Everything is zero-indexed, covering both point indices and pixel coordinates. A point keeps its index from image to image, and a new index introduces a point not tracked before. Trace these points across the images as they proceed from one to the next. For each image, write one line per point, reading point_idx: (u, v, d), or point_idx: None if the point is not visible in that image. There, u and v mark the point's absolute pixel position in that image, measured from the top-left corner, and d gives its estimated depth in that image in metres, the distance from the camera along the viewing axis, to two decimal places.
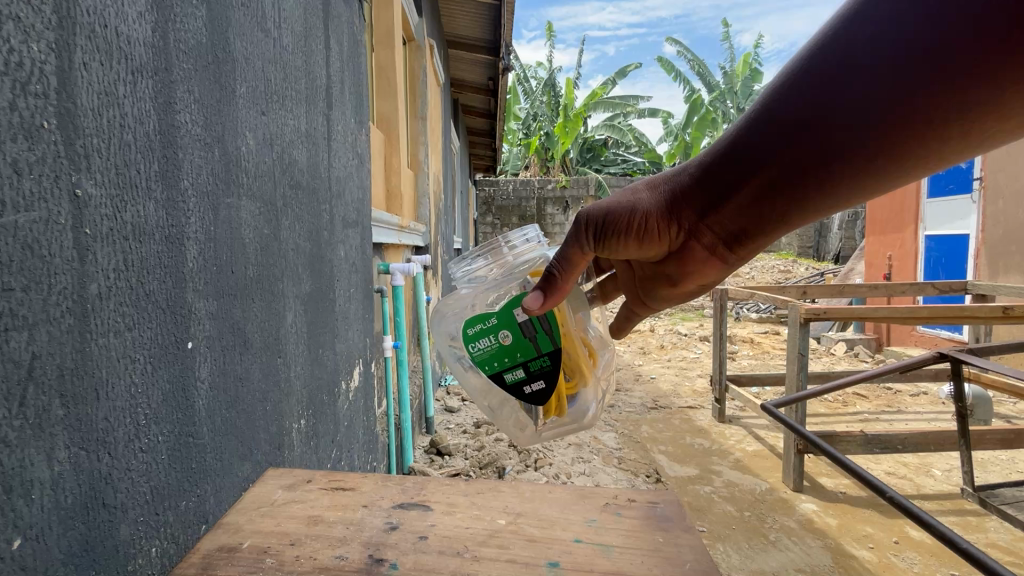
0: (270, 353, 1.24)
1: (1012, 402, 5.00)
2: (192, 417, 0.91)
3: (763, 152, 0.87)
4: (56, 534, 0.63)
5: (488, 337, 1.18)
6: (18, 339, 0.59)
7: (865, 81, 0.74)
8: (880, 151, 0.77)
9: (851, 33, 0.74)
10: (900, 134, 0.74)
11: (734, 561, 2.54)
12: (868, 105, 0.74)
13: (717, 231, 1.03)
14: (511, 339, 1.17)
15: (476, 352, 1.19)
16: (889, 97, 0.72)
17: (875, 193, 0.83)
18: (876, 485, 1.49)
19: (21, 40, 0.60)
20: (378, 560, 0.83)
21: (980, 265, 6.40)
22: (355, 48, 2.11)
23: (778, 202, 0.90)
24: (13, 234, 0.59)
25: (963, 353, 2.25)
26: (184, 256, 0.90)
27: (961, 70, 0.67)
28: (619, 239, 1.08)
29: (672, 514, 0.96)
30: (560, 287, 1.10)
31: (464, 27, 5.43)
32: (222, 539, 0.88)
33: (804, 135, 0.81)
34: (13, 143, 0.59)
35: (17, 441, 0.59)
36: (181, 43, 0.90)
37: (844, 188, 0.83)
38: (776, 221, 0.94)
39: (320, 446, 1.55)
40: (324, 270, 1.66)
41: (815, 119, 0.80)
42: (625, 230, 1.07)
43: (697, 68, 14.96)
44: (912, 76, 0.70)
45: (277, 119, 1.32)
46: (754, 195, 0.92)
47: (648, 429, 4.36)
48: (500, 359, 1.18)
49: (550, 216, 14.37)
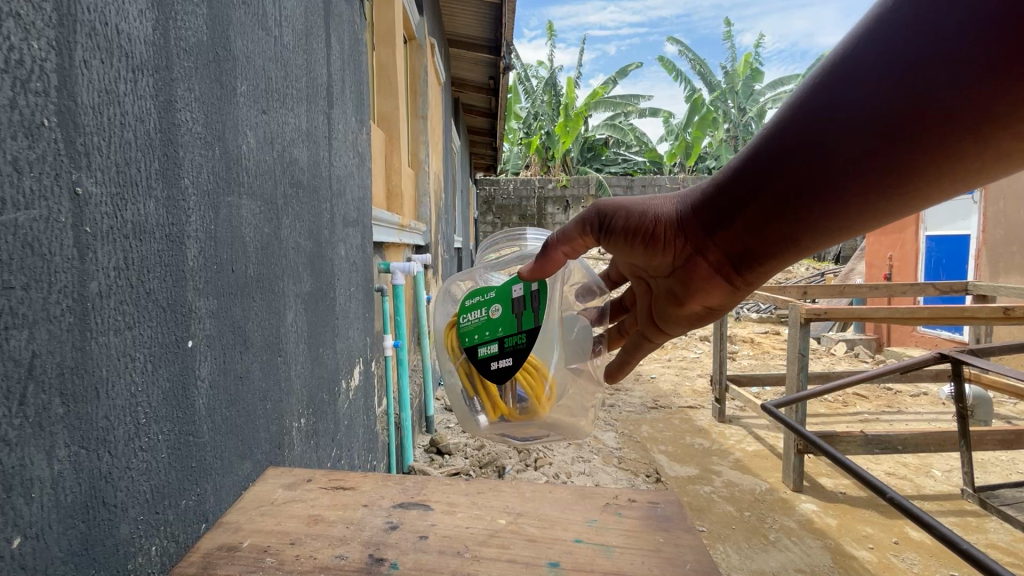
0: (270, 352, 1.24)
1: (1012, 402, 5.01)
2: (192, 416, 0.91)
3: (771, 171, 0.89)
4: (54, 534, 0.63)
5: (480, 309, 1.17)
6: (18, 338, 0.59)
7: (870, 103, 0.76)
8: (885, 171, 0.78)
9: (855, 58, 0.76)
10: (903, 146, 0.75)
11: (734, 561, 2.54)
12: (871, 126, 0.76)
13: (724, 248, 1.03)
14: (499, 313, 1.14)
15: (466, 321, 1.19)
16: (891, 119, 0.74)
17: (885, 212, 0.83)
18: (876, 485, 1.49)
19: (21, 38, 0.60)
20: (378, 560, 0.83)
21: (980, 265, 6.40)
22: (355, 47, 2.11)
23: (786, 220, 0.91)
24: (13, 232, 0.59)
25: (964, 353, 2.25)
26: (185, 255, 0.90)
27: (961, 90, 0.68)
28: (627, 241, 1.12)
29: (673, 514, 0.96)
30: (557, 263, 1.12)
31: (465, 26, 5.42)
32: (222, 538, 0.88)
33: (811, 154, 0.83)
34: (13, 141, 0.59)
35: (17, 440, 0.58)
36: (181, 41, 0.90)
37: (851, 206, 0.84)
38: (786, 240, 0.95)
39: (320, 445, 1.55)
40: (325, 268, 1.65)
41: (821, 140, 0.82)
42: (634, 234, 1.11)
43: (698, 68, 14.94)
44: (912, 97, 0.72)
45: (277, 118, 1.31)
46: (763, 211, 0.93)
47: (648, 429, 4.36)
48: (482, 331, 1.16)
49: (551, 216, 14.37)
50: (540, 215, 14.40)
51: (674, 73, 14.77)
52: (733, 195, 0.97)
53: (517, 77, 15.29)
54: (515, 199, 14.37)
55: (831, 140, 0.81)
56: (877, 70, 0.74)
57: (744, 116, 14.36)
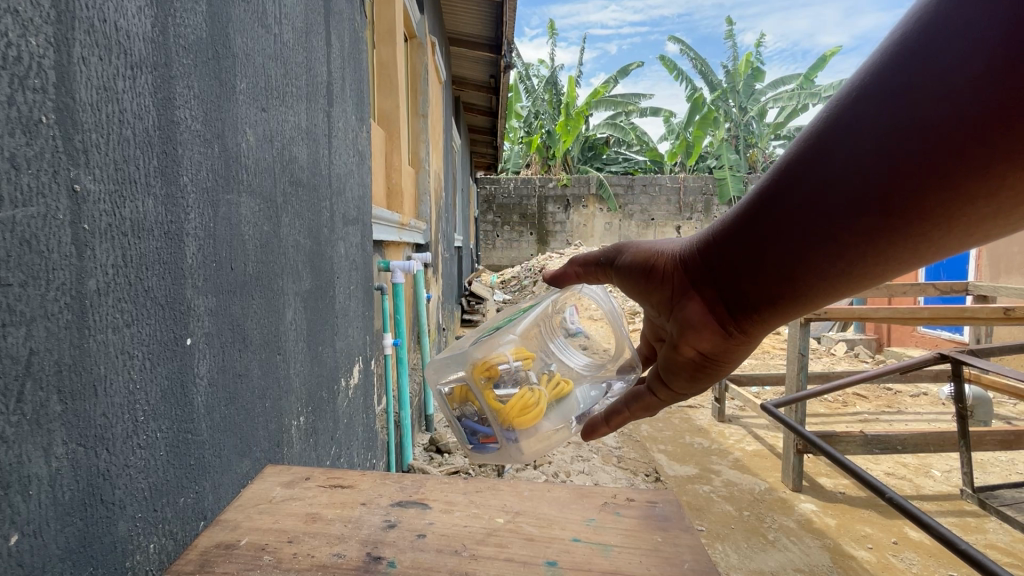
0: (269, 350, 1.24)
1: (1013, 403, 5.00)
2: (191, 413, 0.91)
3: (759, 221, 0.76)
4: (53, 531, 0.63)
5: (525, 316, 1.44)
6: (15, 335, 0.59)
7: (862, 145, 0.64)
8: (883, 218, 0.64)
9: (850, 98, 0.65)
10: (904, 187, 0.61)
11: (733, 561, 2.54)
12: (866, 169, 0.63)
13: (707, 302, 0.88)
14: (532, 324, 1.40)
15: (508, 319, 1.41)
16: (888, 159, 0.62)
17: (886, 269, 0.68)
18: (876, 486, 1.48)
19: (20, 34, 0.60)
20: (376, 558, 0.83)
21: (981, 266, 6.40)
22: (356, 46, 2.11)
23: (772, 274, 0.76)
24: (11, 229, 0.59)
25: (963, 353, 2.25)
26: (183, 253, 0.90)
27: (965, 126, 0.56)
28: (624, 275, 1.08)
29: (672, 513, 0.96)
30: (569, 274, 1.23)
31: (467, 24, 5.41)
32: (220, 536, 0.88)
33: (798, 200, 0.71)
34: (11, 137, 0.59)
35: (15, 437, 0.58)
36: (180, 39, 0.90)
37: (846, 260, 0.69)
38: (774, 299, 0.79)
39: (319, 443, 1.55)
40: (325, 266, 1.66)
41: (810, 186, 0.69)
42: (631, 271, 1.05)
43: (699, 67, 14.92)
44: (911, 136, 0.59)
45: (277, 116, 1.31)
46: (746, 262, 0.79)
47: (648, 428, 4.36)
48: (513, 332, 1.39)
49: (551, 215, 14.36)
50: (540, 214, 14.39)
51: (675, 72, 14.74)
52: (721, 236, 0.84)
53: (518, 76, 15.27)
54: (515, 197, 14.37)
55: (823, 176, 0.68)
56: (871, 92, 0.62)
57: (745, 115, 14.32)
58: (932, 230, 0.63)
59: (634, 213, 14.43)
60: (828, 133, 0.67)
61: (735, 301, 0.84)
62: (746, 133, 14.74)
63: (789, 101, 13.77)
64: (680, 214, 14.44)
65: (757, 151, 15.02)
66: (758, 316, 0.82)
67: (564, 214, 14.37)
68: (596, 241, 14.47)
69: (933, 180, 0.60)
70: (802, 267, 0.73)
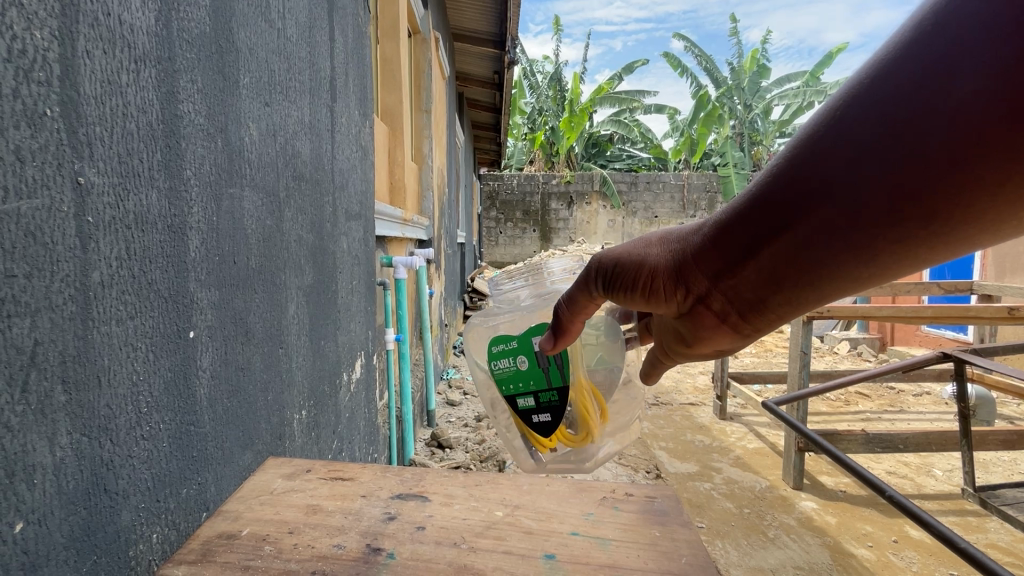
0: (272, 343, 1.25)
1: (1016, 403, 4.98)
2: (193, 406, 0.92)
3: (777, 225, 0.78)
4: (57, 519, 0.64)
5: (507, 359, 1.29)
6: (20, 326, 0.59)
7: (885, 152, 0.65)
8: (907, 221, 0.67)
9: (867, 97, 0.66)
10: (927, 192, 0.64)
11: (732, 558, 2.55)
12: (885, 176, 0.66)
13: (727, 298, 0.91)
14: (526, 365, 1.28)
15: (496, 370, 1.30)
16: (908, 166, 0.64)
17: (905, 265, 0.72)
18: (876, 484, 1.48)
19: (24, 28, 0.60)
20: (376, 549, 0.83)
21: (987, 265, 6.35)
22: (359, 40, 2.10)
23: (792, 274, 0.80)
24: (15, 221, 0.59)
25: (967, 353, 2.23)
26: (187, 246, 0.91)
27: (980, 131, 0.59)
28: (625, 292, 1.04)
29: (670, 508, 0.96)
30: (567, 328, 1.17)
31: (471, 19, 5.38)
32: (222, 526, 0.89)
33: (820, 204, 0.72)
34: (15, 130, 0.59)
35: (19, 426, 0.59)
36: (184, 33, 0.90)
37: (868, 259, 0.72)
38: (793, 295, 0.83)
39: (321, 437, 1.56)
40: (327, 261, 1.66)
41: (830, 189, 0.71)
42: (632, 283, 1.02)
43: (704, 63, 14.79)
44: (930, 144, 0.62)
45: (280, 110, 1.32)
46: (769, 263, 0.81)
47: (649, 425, 4.36)
48: (517, 383, 1.29)
49: (554, 212, 14.35)
50: (543, 211, 14.37)
51: (680, 68, 14.63)
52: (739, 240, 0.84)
53: (522, 71, 15.19)
54: (519, 194, 14.35)
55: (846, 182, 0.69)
56: (893, 99, 0.64)
57: (750, 112, 14.21)
58: (955, 226, 0.66)
59: (637, 210, 14.38)
60: (848, 139, 0.68)
61: (751, 299, 0.88)
62: (751, 131, 14.61)
63: (794, 97, 13.64)
64: (683, 211, 14.38)
65: (762, 148, 14.91)
66: (777, 309, 0.87)
67: (568, 211, 14.36)
68: (599, 238, 14.45)
69: (954, 184, 0.63)
70: (826, 266, 0.76)
